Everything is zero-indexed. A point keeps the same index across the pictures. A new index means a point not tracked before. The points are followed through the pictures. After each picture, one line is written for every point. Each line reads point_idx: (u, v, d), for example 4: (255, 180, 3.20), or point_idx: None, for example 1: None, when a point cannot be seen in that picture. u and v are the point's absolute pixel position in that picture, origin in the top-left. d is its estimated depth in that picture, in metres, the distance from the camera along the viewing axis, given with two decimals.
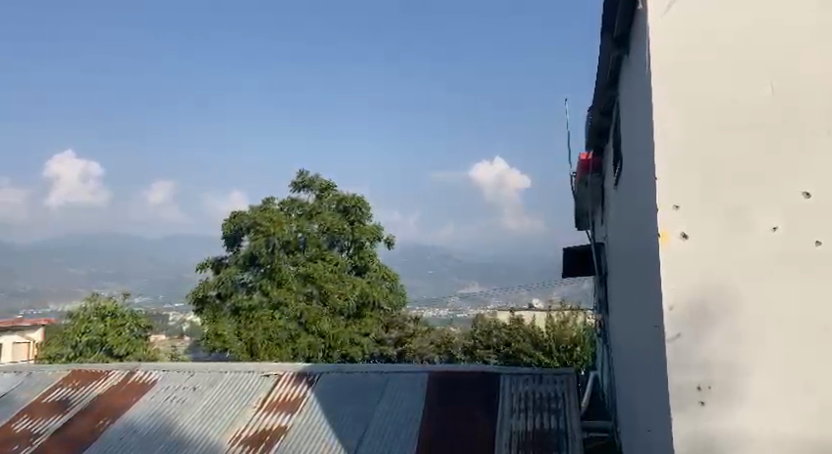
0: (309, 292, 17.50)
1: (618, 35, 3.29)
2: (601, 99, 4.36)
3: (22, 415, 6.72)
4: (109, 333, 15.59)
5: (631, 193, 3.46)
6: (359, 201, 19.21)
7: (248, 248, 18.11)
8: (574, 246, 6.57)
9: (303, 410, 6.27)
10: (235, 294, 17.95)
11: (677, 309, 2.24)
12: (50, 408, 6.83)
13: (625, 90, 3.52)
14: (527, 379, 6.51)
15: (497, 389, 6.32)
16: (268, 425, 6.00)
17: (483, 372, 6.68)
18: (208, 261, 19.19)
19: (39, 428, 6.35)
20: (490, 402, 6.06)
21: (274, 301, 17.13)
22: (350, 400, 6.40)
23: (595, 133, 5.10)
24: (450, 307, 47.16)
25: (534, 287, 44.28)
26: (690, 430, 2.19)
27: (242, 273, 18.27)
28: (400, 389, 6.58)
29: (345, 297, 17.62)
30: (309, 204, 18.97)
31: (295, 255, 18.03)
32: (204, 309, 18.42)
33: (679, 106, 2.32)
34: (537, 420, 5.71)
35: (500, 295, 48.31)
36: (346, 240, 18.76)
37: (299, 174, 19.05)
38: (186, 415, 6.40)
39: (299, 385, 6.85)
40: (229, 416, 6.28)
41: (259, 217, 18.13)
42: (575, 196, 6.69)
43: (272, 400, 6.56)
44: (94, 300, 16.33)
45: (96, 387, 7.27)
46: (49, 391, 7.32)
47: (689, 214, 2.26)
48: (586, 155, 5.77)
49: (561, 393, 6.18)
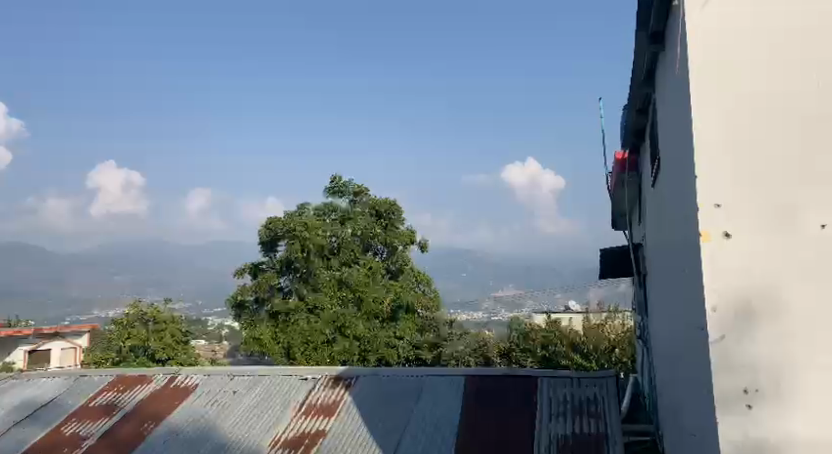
0: (344, 296, 17.61)
1: (654, 32, 3.23)
2: (637, 97, 4.29)
3: (71, 419, 6.93)
4: (151, 339, 16.00)
5: (670, 192, 3.40)
6: (392, 205, 19.26)
7: (284, 253, 18.35)
8: (611, 248, 6.47)
9: (341, 413, 6.32)
10: (273, 298, 18.20)
11: (721, 310, 2.18)
12: (97, 412, 7.02)
13: (663, 88, 3.46)
14: (565, 382, 6.43)
15: (535, 393, 6.26)
16: (307, 429, 6.06)
17: (520, 376, 6.63)
18: (245, 266, 19.39)
19: (87, 431, 6.55)
20: (529, 406, 6.01)
21: (311, 305, 17.38)
22: (388, 403, 6.44)
23: (631, 132, 5.02)
24: (485, 310, 46.94)
25: (571, 289, 43.56)
26: (739, 434, 2.12)
27: (279, 278, 18.53)
28: (437, 392, 6.57)
29: (380, 301, 17.69)
30: (342, 209, 19.09)
31: (330, 260, 18.18)
32: (243, 314, 18.78)
33: (725, 105, 2.26)
34: (578, 423, 5.64)
35: (536, 298, 47.85)
36: (380, 244, 18.84)
37: (333, 180, 19.24)
38: (227, 418, 6.53)
39: (336, 388, 6.91)
40: (268, 420, 6.37)
41: (293, 223, 18.31)
42: (611, 196, 6.60)
43: (310, 404, 6.62)
44: (136, 307, 16.79)
45: (141, 391, 7.47)
46: (97, 395, 7.54)
47: (731, 213, 2.21)
48: (622, 154, 5.69)
49: (601, 397, 6.09)
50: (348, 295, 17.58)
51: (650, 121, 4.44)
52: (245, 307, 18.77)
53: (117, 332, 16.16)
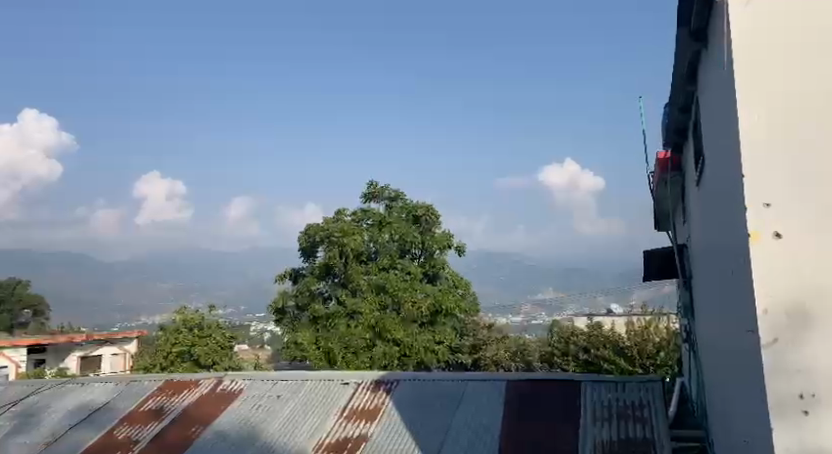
0: (383, 301, 17.73)
1: (696, 29, 3.17)
2: (679, 95, 4.20)
3: (123, 423, 7.16)
4: (197, 344, 16.42)
5: (715, 192, 3.34)
6: (429, 209, 19.29)
7: (323, 259, 18.54)
8: (654, 248, 6.33)
9: (383, 417, 6.36)
10: (313, 304, 18.34)
11: (772, 313, 2.12)
12: (147, 417, 7.24)
13: (706, 87, 3.38)
14: (610, 386, 6.32)
15: (578, 397, 6.17)
16: (349, 434, 6.10)
17: (563, 380, 6.56)
18: (286, 272, 19.71)
19: (138, 435, 6.74)
20: (572, 410, 5.93)
21: (350, 310, 17.50)
22: (430, 408, 6.45)
23: (673, 131, 4.91)
24: (524, 313, 46.56)
25: (612, 291, 42.79)
26: (796, 443, 2.04)
27: (319, 283, 18.69)
28: (478, 397, 6.55)
29: (419, 306, 17.72)
30: (379, 214, 19.17)
31: (368, 265, 18.30)
32: (284, 319, 19.05)
33: (773, 106, 2.20)
34: (622, 428, 5.53)
35: (576, 300, 47.12)
36: (418, 248, 18.91)
37: (369, 185, 19.36)
38: (271, 422, 6.64)
39: (377, 393, 6.95)
40: (311, 425, 6.43)
41: (332, 229, 18.47)
42: (654, 196, 6.46)
43: (353, 408, 6.67)
44: (182, 313, 17.25)
45: (188, 396, 7.66)
46: (147, 399, 7.78)
47: (781, 213, 2.15)
48: (665, 153, 5.57)
49: (647, 401, 5.95)
50: (387, 300, 17.72)
51: (692, 119, 4.34)
52: (286, 312, 19.05)
53: (164, 338, 16.64)
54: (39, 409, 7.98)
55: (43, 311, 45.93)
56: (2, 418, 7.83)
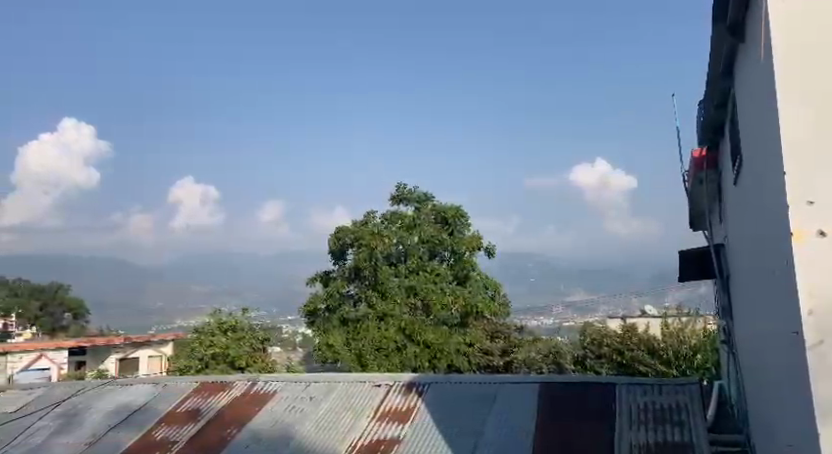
0: (413, 303, 17.76)
1: (733, 24, 3.10)
2: (714, 91, 4.11)
3: (161, 424, 7.32)
4: (230, 346, 16.70)
5: (754, 191, 3.27)
6: (458, 211, 19.23)
7: (353, 261, 18.66)
8: (689, 249, 6.22)
9: (415, 419, 6.36)
10: (343, 306, 18.45)
11: (818, 314, 2.06)
12: (184, 418, 7.38)
13: (743, 83, 3.31)
14: (645, 390, 6.21)
15: (612, 401, 6.08)
16: (382, 435, 6.12)
17: (597, 384, 6.47)
18: (317, 274, 19.89)
19: (176, 436, 6.88)
20: (607, 414, 5.84)
21: (380, 312, 17.54)
22: (462, 411, 6.41)
23: (708, 129, 4.82)
24: (555, 316, 46.09)
25: (645, 292, 42.07)
26: None
27: (349, 285, 18.76)
28: (511, 400, 6.50)
29: (449, 308, 17.72)
30: (408, 216, 19.15)
31: (397, 267, 18.28)
32: (315, 321, 19.21)
33: (816, 102, 2.15)
34: (659, 432, 5.42)
35: (609, 302, 46.36)
36: (447, 250, 18.89)
37: (397, 187, 19.39)
38: (304, 424, 6.70)
39: (409, 395, 6.97)
40: (344, 426, 6.48)
41: (360, 231, 18.51)
42: (688, 196, 6.34)
43: (385, 410, 6.70)
44: (216, 316, 17.59)
45: (223, 398, 7.78)
46: (184, 401, 7.95)
47: (825, 212, 2.10)
48: (700, 151, 5.47)
49: (684, 404, 5.83)
50: (416, 302, 17.70)
51: (729, 116, 4.25)
52: (317, 315, 19.18)
53: (199, 340, 16.96)
54: (80, 410, 8.20)
55: (83, 314, 47.24)
56: (46, 418, 8.09)
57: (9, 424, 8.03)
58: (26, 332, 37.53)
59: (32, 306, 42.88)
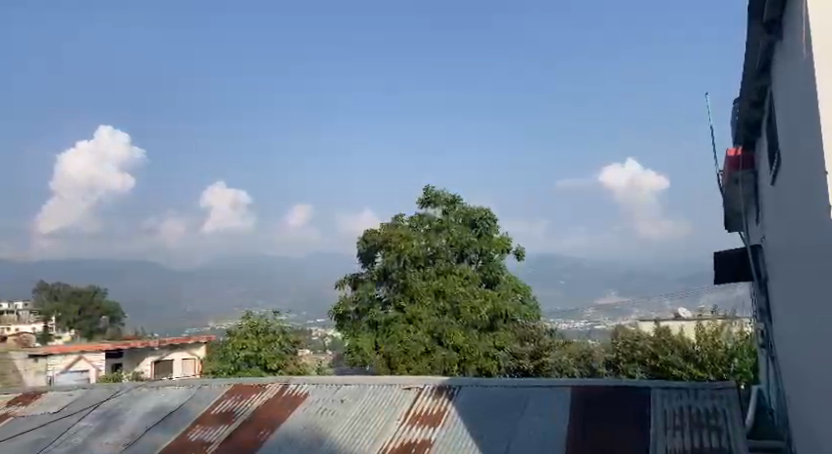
0: (442, 306, 17.65)
1: (769, 21, 3.07)
2: (750, 90, 4.04)
3: (196, 425, 7.46)
4: (262, 349, 16.91)
5: (792, 190, 3.23)
6: (486, 213, 19.26)
7: (381, 264, 18.74)
8: (725, 250, 6.10)
9: (446, 422, 6.37)
10: (372, 309, 18.56)
11: None
12: (218, 419, 7.50)
13: (780, 79, 3.26)
14: (680, 394, 6.10)
15: (646, 405, 5.98)
16: (414, 438, 6.14)
17: (631, 388, 6.39)
18: (346, 277, 20.04)
19: (211, 437, 7.00)
20: (641, 419, 5.76)
21: (409, 315, 17.53)
22: (492, 415, 6.38)
23: (744, 128, 4.73)
24: (586, 319, 45.50)
25: (679, 294, 41.22)
26: None
27: (378, 288, 18.96)
28: (543, 403, 6.46)
29: (478, 311, 17.57)
30: (436, 219, 19.16)
31: (425, 270, 18.22)
32: (344, 324, 19.38)
33: None
34: (696, 436, 5.31)
35: (641, 305, 45.55)
36: (475, 253, 18.83)
37: (425, 190, 19.41)
38: (335, 426, 6.74)
39: (440, 398, 6.98)
40: (375, 429, 6.52)
41: (389, 234, 18.59)
42: (723, 197, 6.21)
43: (416, 413, 6.72)
44: (248, 319, 17.85)
45: (256, 400, 7.89)
46: (218, 402, 8.08)
47: None
48: (735, 150, 5.36)
49: (721, 409, 5.72)
50: (444, 305, 17.62)
51: (766, 114, 4.17)
52: (347, 318, 19.35)
53: (232, 343, 17.22)
54: (118, 411, 8.40)
55: (119, 318, 48.34)
56: (86, 419, 8.32)
57: (50, 425, 8.27)
58: (65, 335, 38.61)
59: (71, 309, 44.21)
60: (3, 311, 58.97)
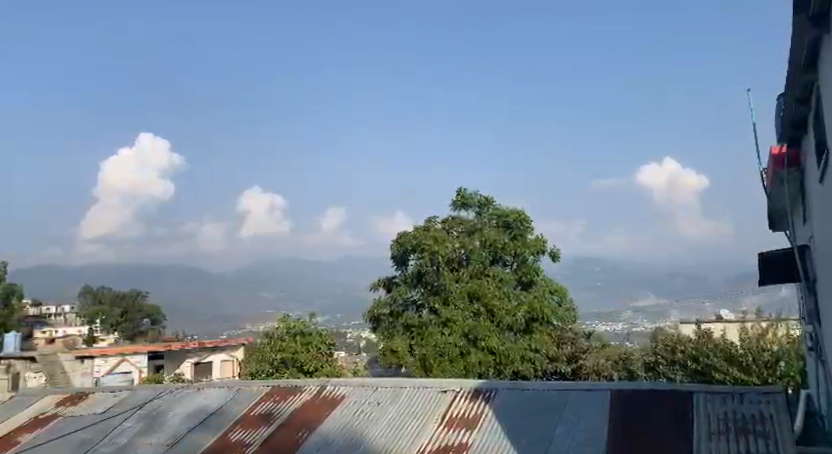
0: (476, 309, 17.55)
1: (815, 14, 2.97)
2: (796, 85, 3.91)
3: (236, 426, 7.59)
4: (300, 351, 17.13)
5: None
6: (520, 215, 19.12)
7: (414, 267, 18.77)
8: (770, 251, 5.92)
9: (483, 426, 6.34)
10: (407, 312, 18.64)
11: None
12: (257, 421, 7.62)
13: (827, 74, 3.16)
14: (725, 399, 5.94)
15: (689, 410, 5.85)
16: (451, 441, 6.12)
17: (674, 393, 6.26)
18: (379, 280, 20.16)
19: (251, 438, 7.12)
20: (684, 424, 5.62)
21: (443, 318, 17.52)
22: (531, 419, 6.31)
23: (790, 125, 4.59)
24: (623, 321, 44.67)
25: (720, 296, 40.08)
26: None
27: (411, 291, 18.78)
28: (581, 407, 6.38)
29: (513, 314, 17.51)
30: (469, 221, 19.10)
31: (459, 273, 18.15)
32: (379, 326, 19.54)
33: None
34: (741, 443, 5.15)
35: (680, 307, 44.50)
36: (509, 255, 18.68)
37: (457, 192, 19.39)
38: (372, 428, 6.78)
39: (476, 401, 6.96)
40: (413, 431, 6.53)
41: (421, 237, 18.62)
42: (768, 195, 6.02)
43: (452, 416, 6.70)
44: (285, 321, 18.13)
45: (294, 402, 8.00)
46: (257, 404, 8.22)
47: None
48: (779, 148, 5.20)
49: (769, 414, 5.53)
50: (480, 308, 17.50)
51: (813, 111, 4.03)
52: (381, 320, 19.38)
53: (270, 345, 17.50)
54: (160, 412, 8.61)
55: (160, 320, 49.66)
56: (132, 419, 8.55)
57: (97, 425, 8.52)
58: (108, 338, 39.75)
59: (114, 312, 45.68)
60: (50, 314, 61.21)
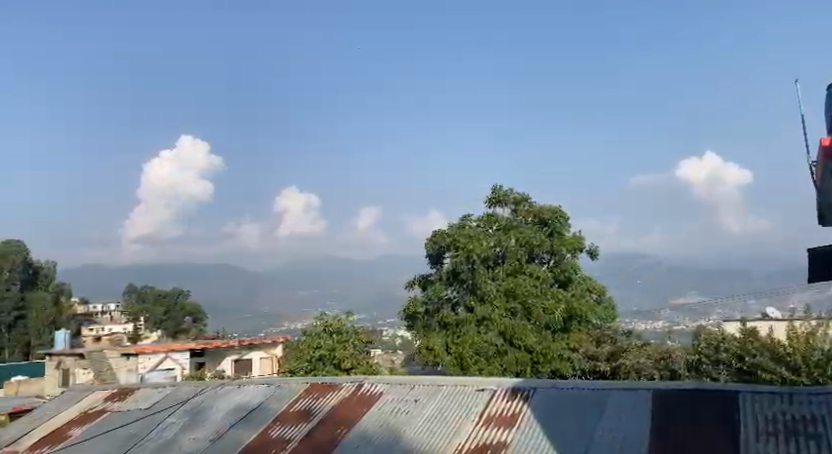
0: (512, 307, 17.46)
1: None
2: None
3: (276, 422, 7.74)
4: (336, 349, 17.30)
5: None
6: (556, 212, 18.92)
7: (451, 265, 18.77)
8: (820, 248, 5.72)
9: (521, 425, 6.28)
10: (443, 309, 18.69)
11: None
12: (297, 417, 7.74)
13: None
14: (774, 400, 5.77)
15: (735, 411, 5.70)
16: (489, 440, 6.09)
17: (720, 393, 6.11)
18: (415, 278, 20.27)
19: (290, 434, 7.23)
20: (730, 424, 5.48)
21: (479, 316, 17.49)
22: (570, 418, 6.23)
23: None
24: (663, 319, 43.67)
25: (767, 295, 38.67)
26: None
27: (447, 289, 19.02)
28: (622, 406, 6.30)
29: (551, 312, 17.23)
30: (505, 218, 19.02)
31: (495, 270, 18.09)
32: (415, 324, 19.64)
33: None
34: (790, 444, 4.98)
35: (723, 305, 43.17)
36: (546, 251, 18.55)
37: (493, 190, 19.29)
38: (409, 427, 6.80)
39: (515, 399, 6.92)
40: (450, 429, 6.53)
41: (457, 235, 18.63)
42: (819, 189, 5.80)
43: (489, 414, 6.68)
44: (322, 319, 18.37)
45: (332, 399, 8.11)
46: (296, 401, 8.35)
47: None
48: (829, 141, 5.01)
49: (821, 415, 5.33)
50: (516, 306, 17.41)
51: None
52: (418, 317, 19.37)
53: (308, 343, 17.71)
54: (202, 409, 8.80)
55: (201, 318, 50.85)
56: (176, 415, 8.78)
57: (142, 420, 8.77)
58: (152, 336, 40.91)
59: (156, 311, 46.91)
60: (97, 311, 63.42)
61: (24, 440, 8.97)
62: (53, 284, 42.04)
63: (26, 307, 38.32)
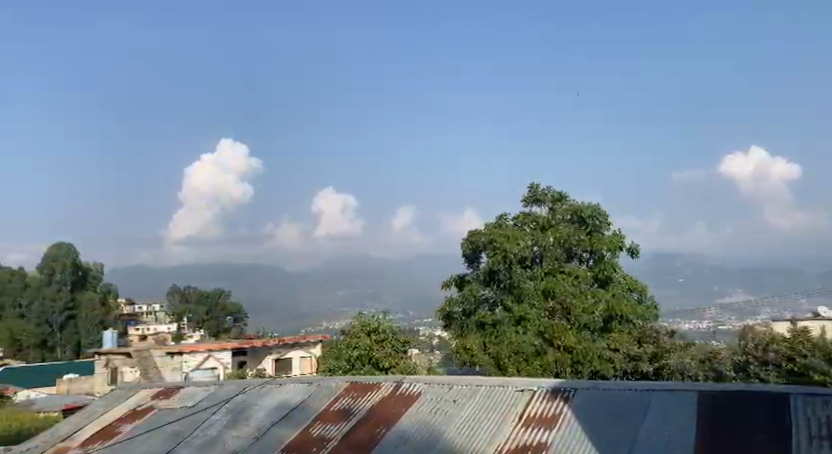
0: (551, 306, 17.23)
1: None
2: None
3: (316, 421, 7.84)
4: (374, 348, 17.41)
5: None
6: (595, 210, 18.60)
7: (487, 264, 18.66)
8: None
9: (562, 426, 6.22)
10: (480, 310, 18.66)
11: None
12: (336, 416, 7.83)
13: None
14: (827, 401, 5.55)
15: (786, 413, 5.52)
16: (529, 440, 6.04)
17: (769, 394, 5.93)
18: (451, 278, 20.33)
19: (331, 432, 7.31)
20: (779, 427, 5.31)
21: (517, 316, 17.42)
22: (613, 419, 6.13)
23: None
24: (707, 318, 42.44)
25: (819, 295, 37.14)
26: None
27: (484, 289, 18.94)
28: (666, 407, 6.16)
29: (591, 312, 17.05)
30: (542, 216, 18.96)
31: (532, 270, 18.07)
32: (452, 324, 19.73)
33: None
34: None
35: (772, 304, 41.70)
36: (583, 250, 18.35)
37: (530, 189, 19.18)
38: (449, 427, 6.79)
39: (555, 400, 6.84)
40: (490, 430, 6.50)
41: (494, 233, 18.52)
42: None
43: (529, 415, 6.62)
44: (360, 319, 18.52)
45: (371, 398, 8.17)
46: (336, 400, 8.43)
47: None
48: None
49: None
50: (555, 305, 17.22)
51: None
52: (454, 318, 19.61)
53: (346, 343, 17.83)
54: (245, 407, 8.97)
55: (242, 317, 51.90)
56: (219, 413, 8.97)
57: (188, 418, 9.00)
58: (196, 335, 41.97)
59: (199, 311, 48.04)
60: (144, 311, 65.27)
61: (78, 435, 9.30)
62: (102, 285, 43.55)
63: (75, 307, 39.89)
